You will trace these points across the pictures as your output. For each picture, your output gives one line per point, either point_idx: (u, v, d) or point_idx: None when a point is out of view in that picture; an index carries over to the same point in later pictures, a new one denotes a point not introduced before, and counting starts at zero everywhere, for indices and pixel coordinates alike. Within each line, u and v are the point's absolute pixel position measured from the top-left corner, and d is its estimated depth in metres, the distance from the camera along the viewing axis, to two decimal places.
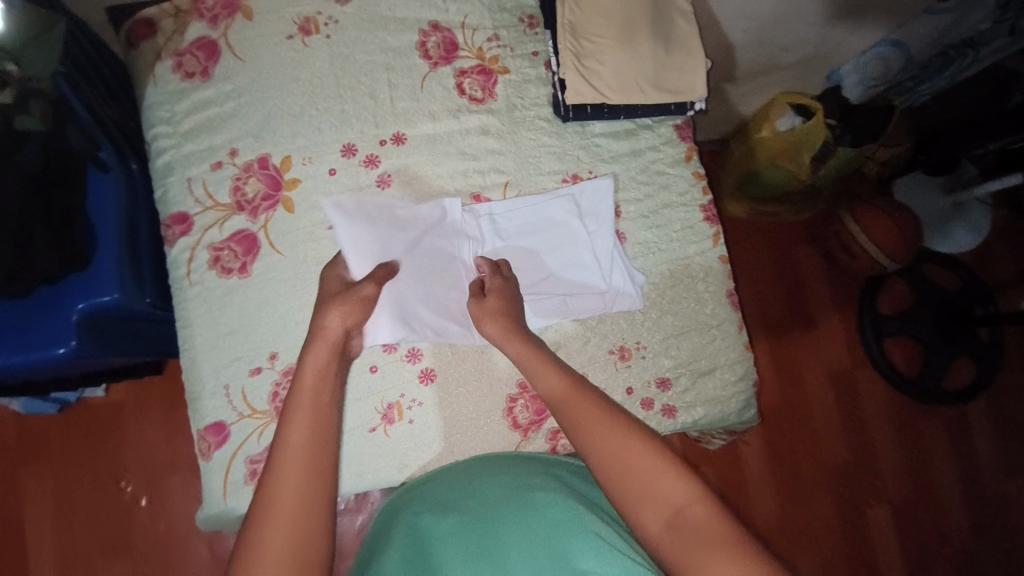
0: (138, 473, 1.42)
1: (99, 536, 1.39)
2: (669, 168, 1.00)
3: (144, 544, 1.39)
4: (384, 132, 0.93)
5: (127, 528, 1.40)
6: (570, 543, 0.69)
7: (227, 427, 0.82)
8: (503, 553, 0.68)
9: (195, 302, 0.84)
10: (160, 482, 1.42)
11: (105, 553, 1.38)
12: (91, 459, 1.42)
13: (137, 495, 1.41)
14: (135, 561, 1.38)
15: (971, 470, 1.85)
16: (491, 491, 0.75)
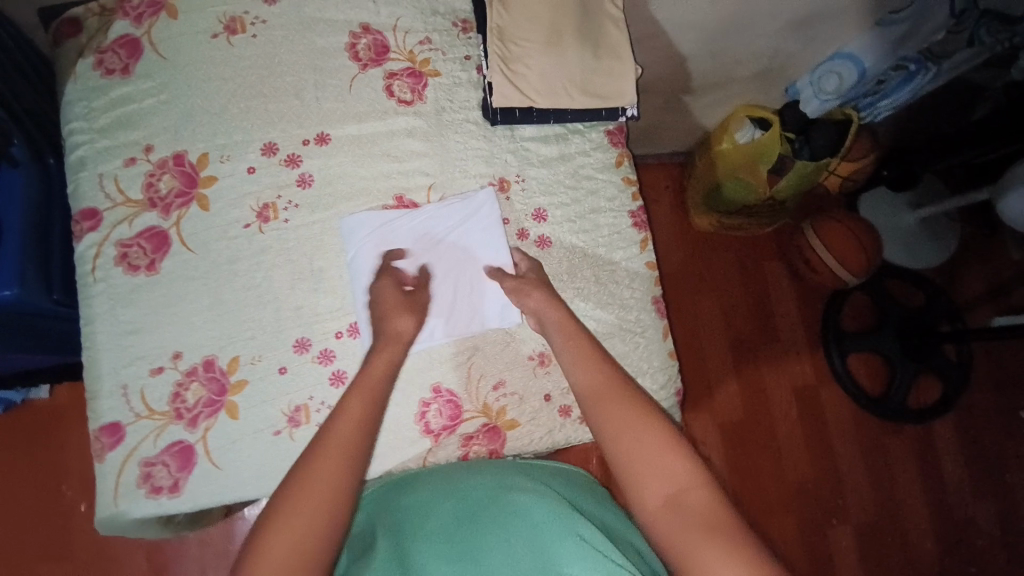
0: (79, 481, 1.39)
1: (37, 544, 1.36)
2: (599, 174, 0.99)
3: (83, 554, 1.36)
4: (307, 132, 0.92)
5: (65, 536, 1.37)
6: (551, 550, 0.64)
7: (124, 427, 0.79)
8: (482, 558, 0.65)
9: (99, 299, 0.82)
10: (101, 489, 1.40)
11: (41, 562, 1.35)
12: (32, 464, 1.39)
13: (77, 501, 1.38)
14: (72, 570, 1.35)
15: (937, 490, 1.82)
16: (476, 488, 0.74)
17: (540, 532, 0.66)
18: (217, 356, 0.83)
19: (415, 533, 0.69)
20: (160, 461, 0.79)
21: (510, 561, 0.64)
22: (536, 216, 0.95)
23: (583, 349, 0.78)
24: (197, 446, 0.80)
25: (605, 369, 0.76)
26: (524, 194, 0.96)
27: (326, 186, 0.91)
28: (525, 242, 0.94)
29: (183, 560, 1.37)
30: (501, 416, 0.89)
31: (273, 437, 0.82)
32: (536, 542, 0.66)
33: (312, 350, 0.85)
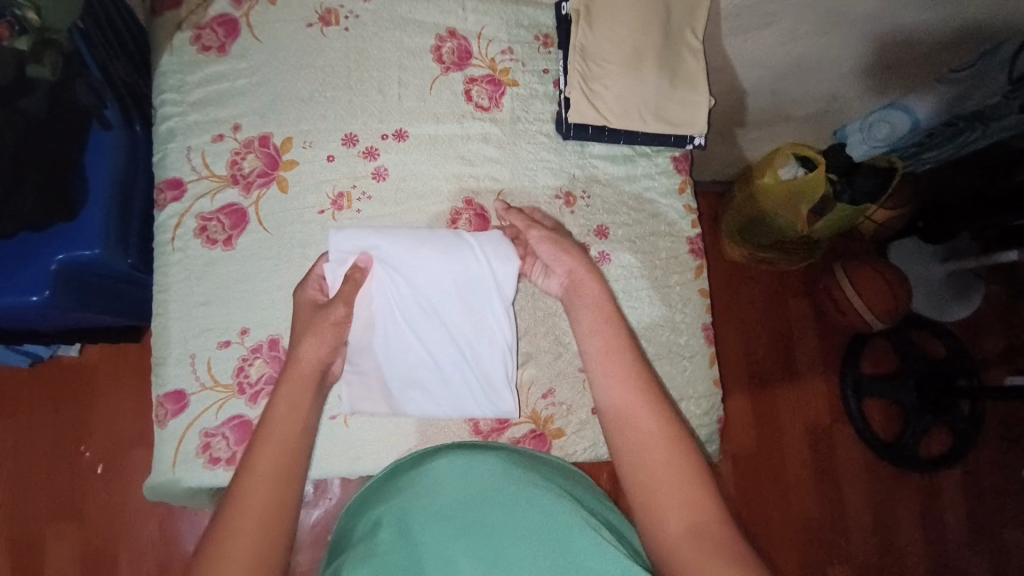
0: (103, 441, 1.34)
1: (53, 501, 1.31)
2: (661, 198, 1.01)
3: (99, 516, 1.31)
4: (387, 127, 0.94)
5: (81, 496, 1.32)
6: (568, 537, 0.68)
7: (187, 396, 0.82)
8: (497, 542, 0.68)
9: (175, 269, 0.85)
10: (124, 452, 1.34)
11: (56, 521, 1.30)
12: (57, 419, 1.34)
13: (96, 461, 1.33)
14: (87, 533, 1.30)
15: (938, 543, 1.78)
16: (486, 472, 0.73)
17: (553, 521, 0.69)
18: (282, 336, 0.85)
19: (423, 512, 0.70)
20: (220, 433, 0.81)
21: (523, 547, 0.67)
22: (598, 233, 0.97)
23: (610, 363, 0.75)
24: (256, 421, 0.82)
25: (639, 382, 0.73)
26: (588, 209, 0.98)
27: (401, 182, 0.93)
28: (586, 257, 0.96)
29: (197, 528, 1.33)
30: (548, 425, 0.91)
31: (329, 421, 0.85)
32: (549, 534, 0.68)
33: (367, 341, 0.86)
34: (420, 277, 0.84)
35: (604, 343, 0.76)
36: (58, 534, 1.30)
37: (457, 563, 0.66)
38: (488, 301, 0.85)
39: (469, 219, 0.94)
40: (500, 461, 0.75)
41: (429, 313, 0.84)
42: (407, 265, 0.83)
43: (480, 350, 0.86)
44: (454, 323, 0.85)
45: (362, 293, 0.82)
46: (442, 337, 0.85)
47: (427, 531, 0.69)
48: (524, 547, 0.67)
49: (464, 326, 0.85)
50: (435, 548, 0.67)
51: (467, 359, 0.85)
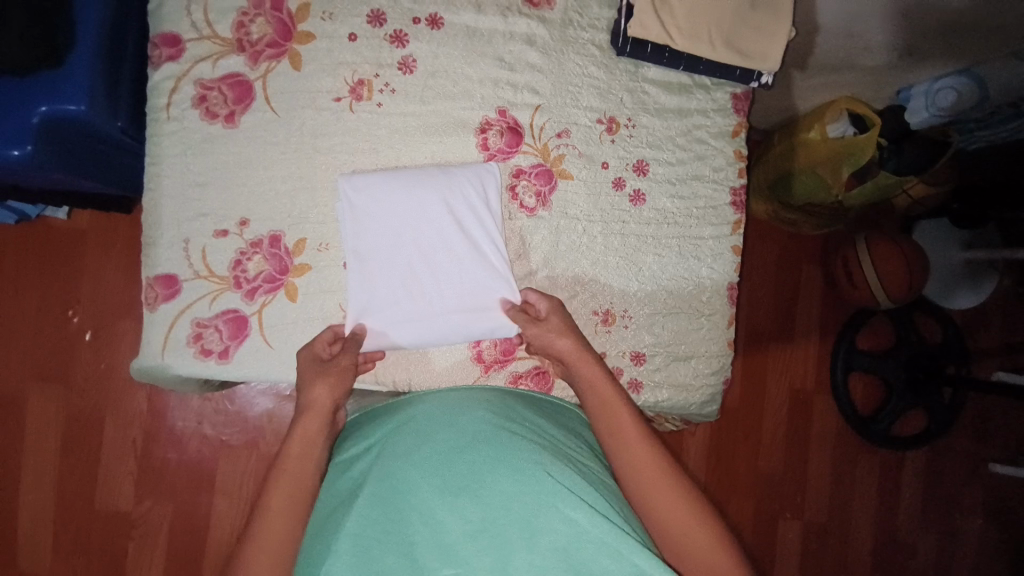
0: (91, 308, 1.25)
1: (36, 360, 1.24)
2: (712, 140, 0.92)
3: (85, 382, 1.25)
4: (420, 10, 0.82)
5: (67, 362, 1.25)
6: (564, 498, 0.58)
7: (179, 282, 0.77)
8: (483, 493, 0.58)
9: (169, 142, 0.76)
10: (114, 322, 1.26)
11: (38, 379, 1.24)
12: (42, 274, 1.25)
13: (83, 328, 1.25)
14: (72, 397, 1.24)
15: (888, 514, 1.73)
16: (471, 423, 0.66)
17: (545, 480, 0.59)
18: (284, 233, 0.79)
19: (406, 460, 0.63)
20: (213, 325, 0.77)
21: (517, 498, 0.58)
22: (636, 168, 0.89)
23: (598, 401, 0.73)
24: (251, 318, 0.78)
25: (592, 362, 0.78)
26: (630, 140, 0.89)
27: (428, 78, 0.82)
28: (619, 193, 0.88)
29: (185, 406, 1.28)
30: None
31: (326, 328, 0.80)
32: (540, 491, 0.58)
33: (370, 260, 0.79)
34: (406, 202, 0.80)
35: (599, 398, 0.74)
36: (42, 393, 1.24)
37: (438, 514, 0.57)
38: (485, 226, 0.82)
39: (499, 132, 0.85)
40: (492, 414, 0.68)
41: (424, 245, 0.81)
42: (391, 190, 0.80)
43: (491, 281, 0.82)
44: (457, 251, 0.81)
45: (373, 219, 0.79)
46: (447, 269, 0.81)
47: (411, 477, 0.61)
48: (516, 502, 0.58)
49: (467, 255, 0.82)
50: (419, 499, 0.59)
51: (466, 282, 0.82)
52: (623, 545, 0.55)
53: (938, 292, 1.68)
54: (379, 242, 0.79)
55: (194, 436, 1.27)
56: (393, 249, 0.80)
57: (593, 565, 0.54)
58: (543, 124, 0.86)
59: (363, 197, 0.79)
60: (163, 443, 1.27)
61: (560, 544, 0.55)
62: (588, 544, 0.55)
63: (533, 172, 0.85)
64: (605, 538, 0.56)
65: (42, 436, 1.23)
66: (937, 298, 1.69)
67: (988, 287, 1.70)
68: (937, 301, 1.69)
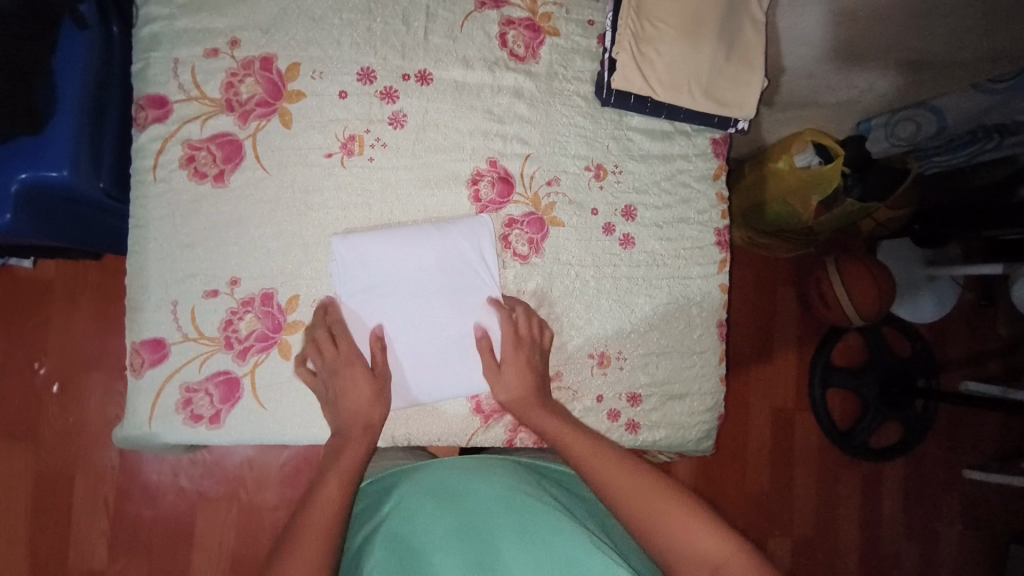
0: (60, 360, 1.20)
1: (2, 419, 1.18)
2: (695, 183, 0.95)
3: (53, 439, 1.19)
4: (410, 66, 0.83)
5: (34, 419, 1.18)
6: (573, 554, 0.66)
7: (167, 346, 0.74)
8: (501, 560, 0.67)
9: (157, 203, 0.75)
10: (84, 374, 1.20)
11: (3, 441, 1.17)
12: (8, 325, 1.19)
13: (50, 381, 1.19)
14: (39, 457, 1.18)
15: (871, 527, 1.77)
16: (486, 491, 0.73)
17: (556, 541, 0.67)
18: (277, 291, 0.77)
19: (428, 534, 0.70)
20: (203, 389, 0.74)
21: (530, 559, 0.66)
22: (625, 213, 0.91)
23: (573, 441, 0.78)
24: (243, 380, 0.76)
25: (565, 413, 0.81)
26: (617, 187, 0.91)
27: (419, 132, 0.83)
28: (609, 238, 0.90)
29: (160, 461, 1.22)
30: None
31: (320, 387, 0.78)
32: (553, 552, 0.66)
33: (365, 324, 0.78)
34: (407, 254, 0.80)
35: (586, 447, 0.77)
36: (8, 454, 1.17)
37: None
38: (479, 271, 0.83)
39: (491, 182, 0.86)
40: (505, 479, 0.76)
41: (417, 308, 0.80)
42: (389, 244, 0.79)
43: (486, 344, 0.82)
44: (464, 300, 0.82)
45: (366, 282, 0.78)
46: (437, 325, 0.80)
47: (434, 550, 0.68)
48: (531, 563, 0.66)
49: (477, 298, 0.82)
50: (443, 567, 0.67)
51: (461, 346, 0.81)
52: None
53: (904, 304, 1.74)
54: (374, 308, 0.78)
55: (172, 492, 1.22)
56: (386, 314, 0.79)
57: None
58: (533, 173, 0.87)
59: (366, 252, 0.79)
60: (138, 500, 1.21)
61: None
62: None
63: (524, 221, 0.87)
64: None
65: (8, 499, 1.16)
66: (903, 311, 1.75)
67: (952, 300, 1.78)
68: (904, 315, 1.75)
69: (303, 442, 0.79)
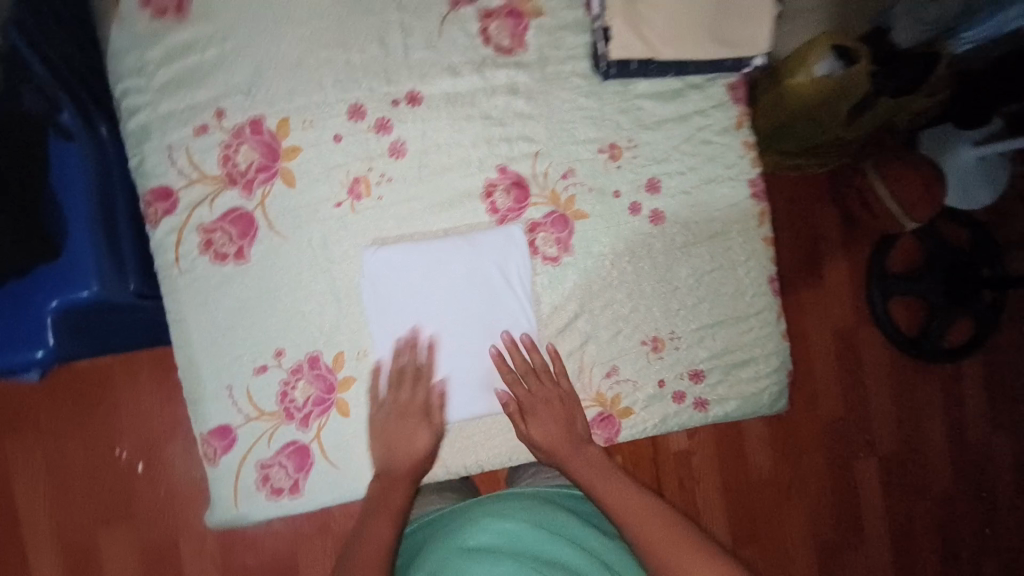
0: (134, 439, 1.25)
1: (94, 504, 1.24)
2: (717, 138, 0.88)
3: (147, 512, 1.25)
4: (397, 90, 0.79)
5: (127, 496, 1.25)
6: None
7: (233, 430, 0.75)
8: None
9: (188, 294, 0.74)
10: (160, 446, 1.26)
11: (104, 523, 1.23)
12: (79, 421, 1.24)
13: (133, 461, 1.25)
14: (140, 532, 1.24)
15: (958, 429, 1.71)
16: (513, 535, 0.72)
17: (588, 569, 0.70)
18: (322, 351, 0.77)
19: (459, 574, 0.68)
20: (277, 463, 0.75)
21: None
22: (649, 187, 0.86)
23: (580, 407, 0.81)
24: (312, 445, 0.76)
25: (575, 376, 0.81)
26: (637, 163, 0.86)
27: (422, 156, 0.80)
28: (637, 218, 0.85)
29: None
30: (615, 404, 0.85)
31: None
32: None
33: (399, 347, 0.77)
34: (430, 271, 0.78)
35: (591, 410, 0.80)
36: (110, 534, 1.24)
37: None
38: (513, 288, 0.80)
39: (505, 189, 0.82)
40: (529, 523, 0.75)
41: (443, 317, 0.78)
42: (411, 262, 0.78)
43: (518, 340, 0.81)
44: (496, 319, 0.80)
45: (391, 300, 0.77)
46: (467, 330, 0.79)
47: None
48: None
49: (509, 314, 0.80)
50: None
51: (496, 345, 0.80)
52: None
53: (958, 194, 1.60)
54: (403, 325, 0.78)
55: (269, 535, 1.28)
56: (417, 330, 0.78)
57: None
58: (547, 169, 0.83)
59: (394, 277, 0.77)
60: (242, 546, 1.28)
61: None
62: None
63: (548, 222, 0.83)
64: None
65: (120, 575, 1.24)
66: (958, 201, 1.61)
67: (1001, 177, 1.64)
68: (958, 204, 1.61)
69: (326, 505, 0.77)
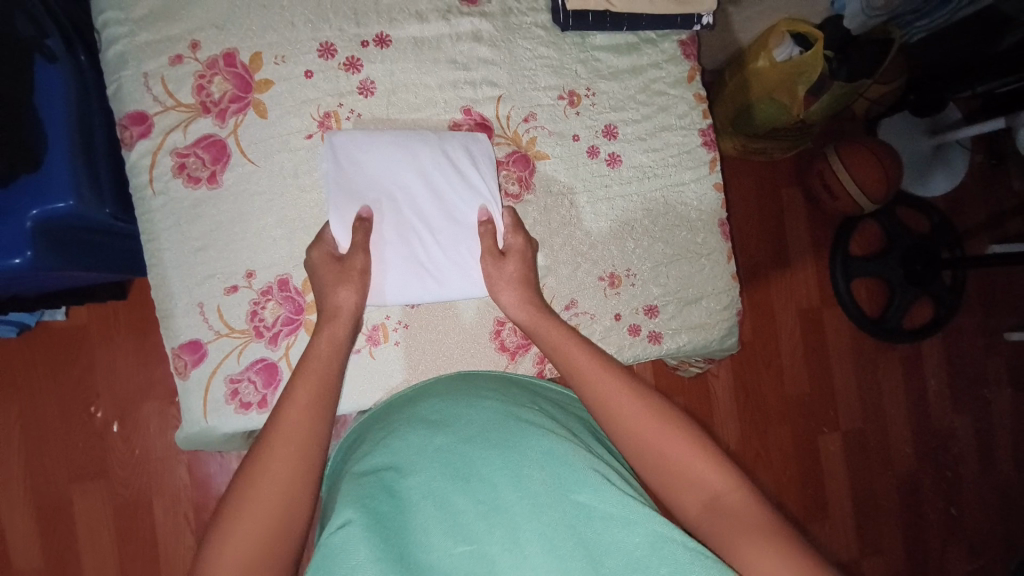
0: (110, 399, 1.26)
1: (71, 462, 1.25)
2: (670, 89, 0.95)
3: (123, 471, 1.26)
4: (367, 32, 0.84)
5: (101, 456, 1.26)
6: (565, 473, 0.62)
7: (204, 345, 0.78)
8: (486, 480, 0.61)
9: (162, 215, 0.78)
10: (137, 406, 1.27)
11: (78, 481, 1.25)
12: (54, 381, 1.25)
13: (109, 421, 1.26)
14: (115, 489, 1.25)
15: (920, 406, 1.76)
16: (478, 416, 0.68)
17: (558, 460, 0.63)
18: (291, 274, 0.81)
19: (418, 452, 0.64)
20: (246, 378, 0.79)
21: (526, 493, 0.60)
22: (606, 133, 0.92)
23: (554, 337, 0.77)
24: (280, 363, 0.80)
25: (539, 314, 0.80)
26: (594, 109, 0.92)
27: (390, 96, 0.85)
28: (595, 161, 0.91)
29: (227, 470, 1.29)
30: None
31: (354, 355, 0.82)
32: (558, 476, 0.62)
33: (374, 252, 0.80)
34: (406, 183, 0.82)
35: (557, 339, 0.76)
36: (84, 492, 1.25)
37: (450, 499, 0.60)
38: (472, 228, 0.84)
39: (470, 129, 0.87)
40: (496, 406, 0.70)
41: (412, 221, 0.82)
42: (391, 165, 0.81)
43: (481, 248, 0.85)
44: (460, 257, 0.84)
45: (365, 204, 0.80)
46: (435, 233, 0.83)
47: (417, 470, 0.62)
48: (525, 490, 0.60)
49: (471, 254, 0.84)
50: (427, 489, 0.61)
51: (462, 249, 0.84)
52: (629, 513, 0.60)
53: (916, 183, 1.69)
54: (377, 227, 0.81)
55: None
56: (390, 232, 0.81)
57: (601, 537, 0.59)
58: (509, 112, 0.88)
59: (372, 186, 0.80)
60: (215, 505, 1.29)
61: (569, 524, 0.59)
62: (601, 518, 0.60)
63: (510, 160, 0.88)
64: (607, 509, 0.60)
65: (92, 533, 1.24)
66: (917, 189, 1.70)
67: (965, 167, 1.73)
68: (918, 193, 1.70)
69: None
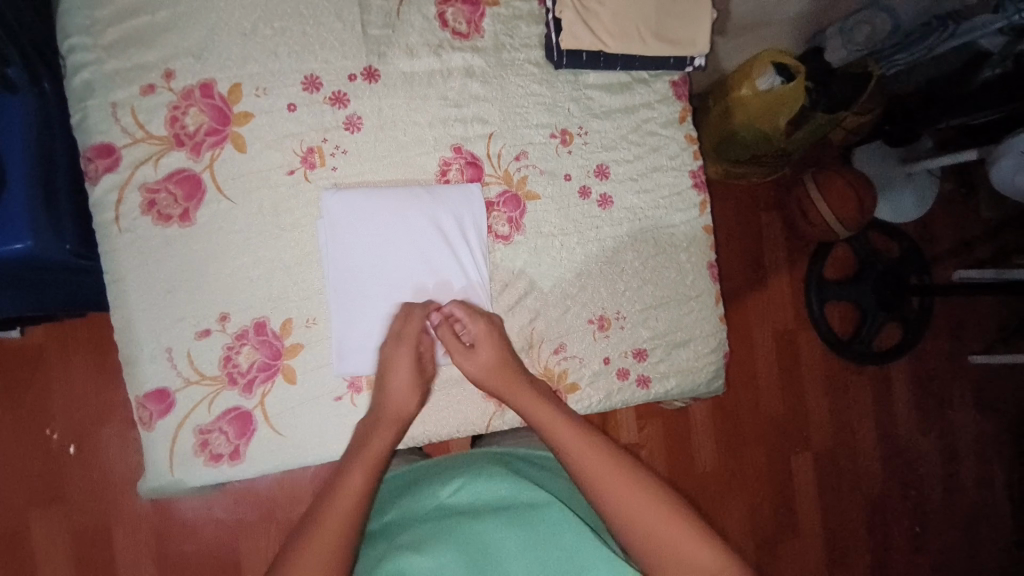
0: (69, 421, 1.18)
1: (27, 488, 1.16)
2: (662, 130, 0.94)
3: (81, 498, 1.18)
4: (354, 65, 0.80)
5: (58, 483, 1.17)
6: None
7: (172, 394, 0.74)
8: (502, 566, 0.67)
9: (128, 254, 0.73)
10: (96, 431, 1.19)
11: (33, 509, 1.16)
12: (9, 402, 1.17)
13: (66, 444, 1.18)
14: (72, 520, 1.17)
15: (888, 427, 1.80)
16: None
17: None
18: (268, 318, 0.77)
19: None
20: (217, 428, 0.74)
21: None
22: (598, 173, 0.90)
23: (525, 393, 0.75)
24: (254, 412, 0.76)
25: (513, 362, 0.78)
26: (585, 148, 0.90)
27: (378, 132, 0.82)
28: (586, 201, 0.90)
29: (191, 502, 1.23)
30: (563, 379, 0.88)
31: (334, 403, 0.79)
32: None
33: (353, 317, 0.79)
34: (395, 225, 0.81)
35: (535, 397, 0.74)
36: (42, 521, 1.16)
37: None
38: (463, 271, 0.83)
39: (460, 168, 0.85)
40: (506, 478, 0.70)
41: (395, 282, 0.80)
42: (379, 209, 0.80)
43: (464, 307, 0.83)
44: (441, 294, 0.83)
45: (347, 264, 0.79)
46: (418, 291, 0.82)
47: None
48: None
49: (455, 290, 0.83)
50: None
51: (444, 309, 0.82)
52: None
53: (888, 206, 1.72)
54: (359, 290, 0.79)
55: (208, 525, 1.22)
56: (372, 295, 0.79)
57: None
58: (500, 151, 0.86)
59: (357, 228, 0.79)
60: (177, 539, 1.21)
61: None
62: None
63: (501, 201, 0.86)
64: None
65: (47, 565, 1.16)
66: (888, 213, 1.73)
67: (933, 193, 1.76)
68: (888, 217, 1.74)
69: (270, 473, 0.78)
